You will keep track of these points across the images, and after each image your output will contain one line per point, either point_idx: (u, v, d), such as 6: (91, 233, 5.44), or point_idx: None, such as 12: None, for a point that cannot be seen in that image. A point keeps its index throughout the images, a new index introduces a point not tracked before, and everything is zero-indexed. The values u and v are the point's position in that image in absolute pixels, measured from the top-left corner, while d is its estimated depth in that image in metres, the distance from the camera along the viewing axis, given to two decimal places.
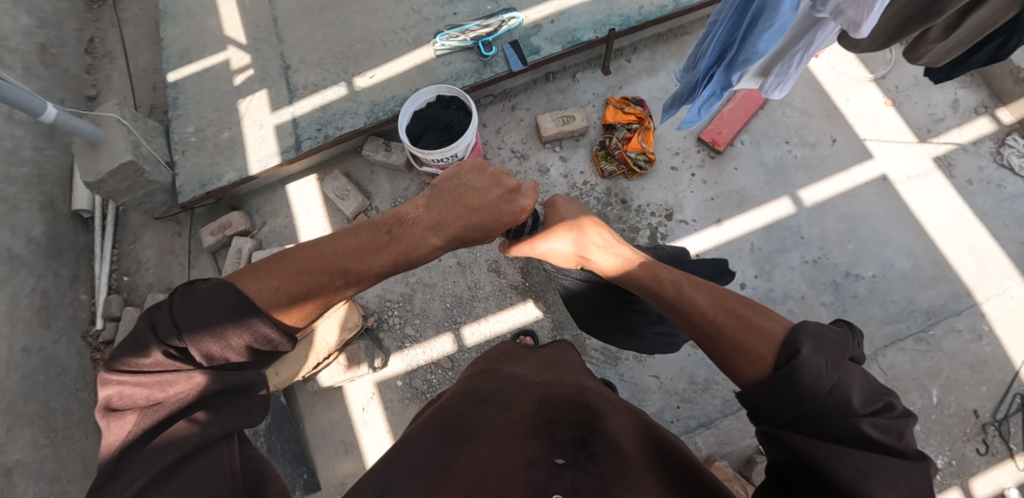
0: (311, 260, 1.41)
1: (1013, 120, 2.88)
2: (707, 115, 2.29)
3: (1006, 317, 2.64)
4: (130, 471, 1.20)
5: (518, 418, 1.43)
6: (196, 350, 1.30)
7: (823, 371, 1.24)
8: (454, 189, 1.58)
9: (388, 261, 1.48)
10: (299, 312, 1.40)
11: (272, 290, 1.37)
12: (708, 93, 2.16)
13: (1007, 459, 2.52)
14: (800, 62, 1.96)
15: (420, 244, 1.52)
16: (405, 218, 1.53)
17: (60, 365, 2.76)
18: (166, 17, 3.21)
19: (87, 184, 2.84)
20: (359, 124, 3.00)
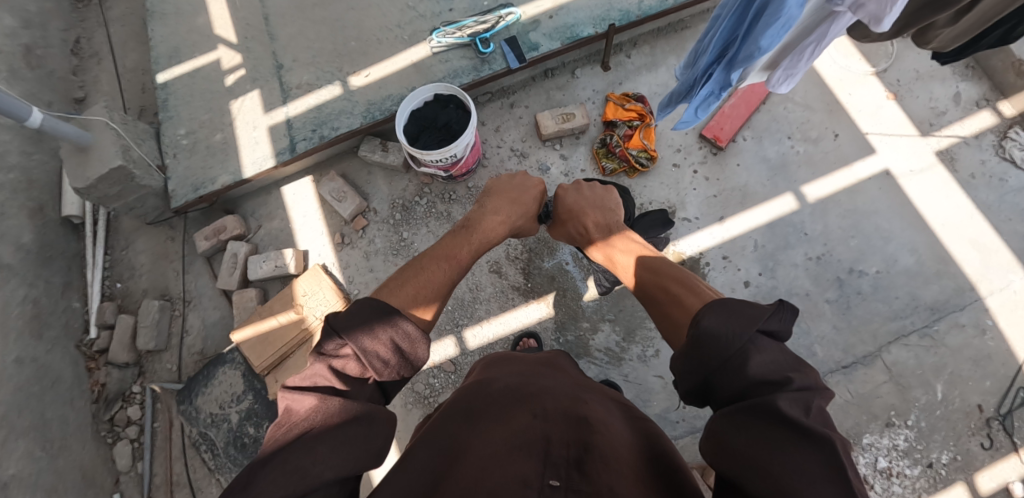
0: (419, 263, 1.79)
1: (1015, 113, 2.86)
2: (705, 115, 2.26)
3: (1010, 312, 2.63)
4: (272, 476, 1.22)
5: (508, 433, 1.45)
6: (353, 348, 1.42)
7: (724, 338, 1.38)
8: (495, 190, 2.09)
9: (473, 243, 1.91)
10: (424, 299, 1.70)
11: (399, 293, 1.69)
12: (707, 92, 2.14)
13: (1011, 453, 2.52)
14: (811, 56, 1.88)
15: (490, 226, 1.97)
16: (469, 219, 2.00)
17: (55, 375, 2.70)
18: (154, 16, 3.13)
19: (76, 190, 2.76)
20: (356, 124, 2.94)
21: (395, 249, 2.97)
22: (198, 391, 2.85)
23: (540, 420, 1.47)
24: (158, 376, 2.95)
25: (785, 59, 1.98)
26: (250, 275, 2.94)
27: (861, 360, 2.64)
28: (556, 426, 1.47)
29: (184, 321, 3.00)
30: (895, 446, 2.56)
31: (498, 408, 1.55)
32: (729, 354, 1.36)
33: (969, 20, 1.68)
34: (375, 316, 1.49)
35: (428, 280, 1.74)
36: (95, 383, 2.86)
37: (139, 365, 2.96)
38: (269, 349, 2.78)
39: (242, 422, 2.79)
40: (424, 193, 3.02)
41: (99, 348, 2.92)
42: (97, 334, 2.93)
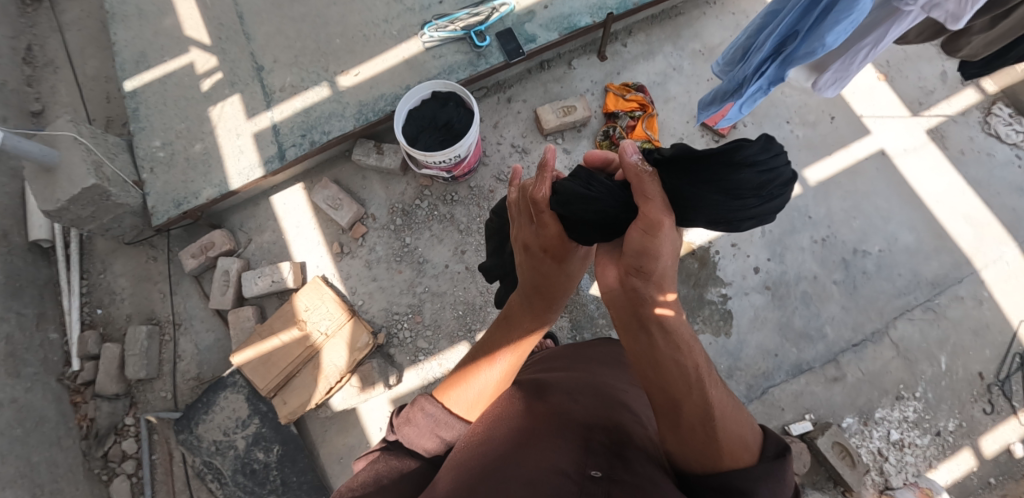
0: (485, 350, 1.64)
1: (997, 90, 2.96)
2: (749, 111, 2.22)
3: (1004, 282, 2.74)
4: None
5: (547, 418, 1.41)
6: (405, 435, 1.48)
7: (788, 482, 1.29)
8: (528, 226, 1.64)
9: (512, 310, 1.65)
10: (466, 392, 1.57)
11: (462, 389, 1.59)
12: (756, 88, 2.10)
13: (1011, 416, 2.62)
14: (864, 58, 1.98)
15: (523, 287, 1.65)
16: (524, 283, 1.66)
17: (37, 414, 2.47)
18: (114, 18, 2.89)
19: (45, 213, 2.52)
20: (348, 128, 2.78)
21: (398, 256, 2.85)
22: (199, 418, 2.63)
23: (579, 408, 1.44)
24: (152, 405, 2.76)
25: (836, 61, 2.08)
26: (245, 293, 2.77)
27: (870, 337, 2.71)
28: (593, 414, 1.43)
29: (176, 346, 2.82)
30: (905, 418, 2.63)
31: (541, 397, 1.49)
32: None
33: (1004, 28, 1.77)
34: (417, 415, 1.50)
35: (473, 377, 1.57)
36: (83, 418, 2.65)
37: (130, 395, 2.76)
38: (274, 370, 2.64)
39: (248, 447, 2.61)
40: (424, 196, 2.90)
41: (85, 380, 2.71)
42: (81, 366, 2.72)
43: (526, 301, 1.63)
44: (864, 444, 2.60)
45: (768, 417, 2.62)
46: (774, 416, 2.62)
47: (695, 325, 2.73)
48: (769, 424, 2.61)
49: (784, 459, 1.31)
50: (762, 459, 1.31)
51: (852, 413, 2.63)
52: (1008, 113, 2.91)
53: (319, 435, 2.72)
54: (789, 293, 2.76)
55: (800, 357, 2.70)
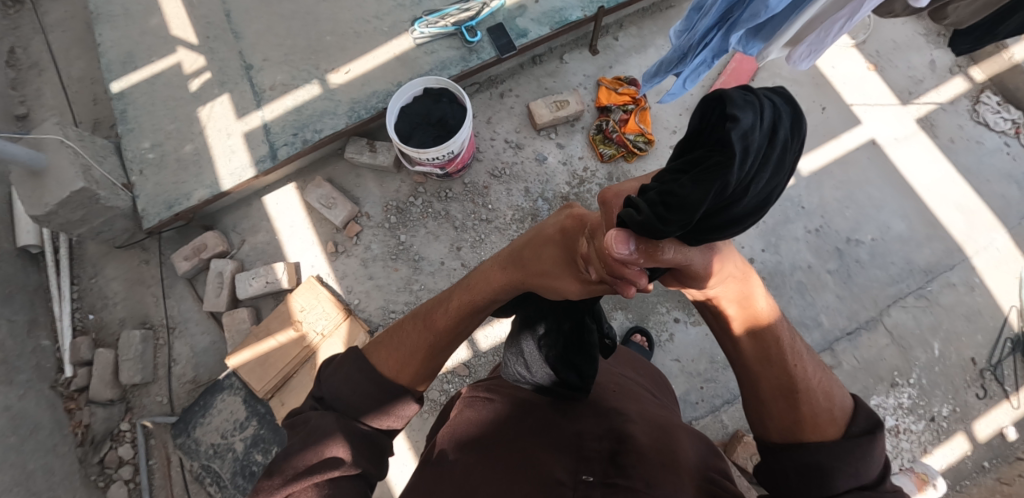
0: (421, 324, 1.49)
1: (985, 78, 2.99)
2: (691, 86, 2.29)
3: (994, 268, 2.77)
4: (282, 467, 1.30)
5: (542, 429, 1.40)
6: (331, 390, 1.44)
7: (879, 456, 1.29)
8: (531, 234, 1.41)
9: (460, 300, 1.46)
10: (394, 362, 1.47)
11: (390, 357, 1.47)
12: (699, 61, 2.16)
13: (1003, 400, 2.65)
14: (839, 30, 1.97)
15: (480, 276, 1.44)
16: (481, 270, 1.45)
17: (32, 421, 2.43)
18: (100, 19, 2.86)
19: (34, 218, 2.48)
20: (341, 125, 2.76)
21: (394, 254, 2.84)
22: (196, 421, 2.62)
23: (572, 416, 1.42)
24: (148, 410, 2.73)
25: (812, 33, 2.08)
26: (240, 295, 2.74)
27: (864, 325, 2.74)
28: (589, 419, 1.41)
29: (171, 350, 2.79)
30: (900, 405, 2.64)
31: (527, 409, 1.46)
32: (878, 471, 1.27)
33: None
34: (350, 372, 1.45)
35: (406, 341, 1.48)
36: (78, 424, 2.61)
37: (126, 400, 2.73)
38: (271, 372, 2.62)
39: (247, 449, 2.59)
40: (419, 193, 2.89)
41: (78, 386, 2.67)
42: (74, 372, 2.70)
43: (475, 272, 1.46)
44: None
45: None
46: None
47: (691, 317, 2.75)
48: None
49: (873, 436, 1.30)
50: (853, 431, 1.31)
51: None
52: (996, 101, 2.95)
53: None
54: (784, 283, 2.78)
55: None
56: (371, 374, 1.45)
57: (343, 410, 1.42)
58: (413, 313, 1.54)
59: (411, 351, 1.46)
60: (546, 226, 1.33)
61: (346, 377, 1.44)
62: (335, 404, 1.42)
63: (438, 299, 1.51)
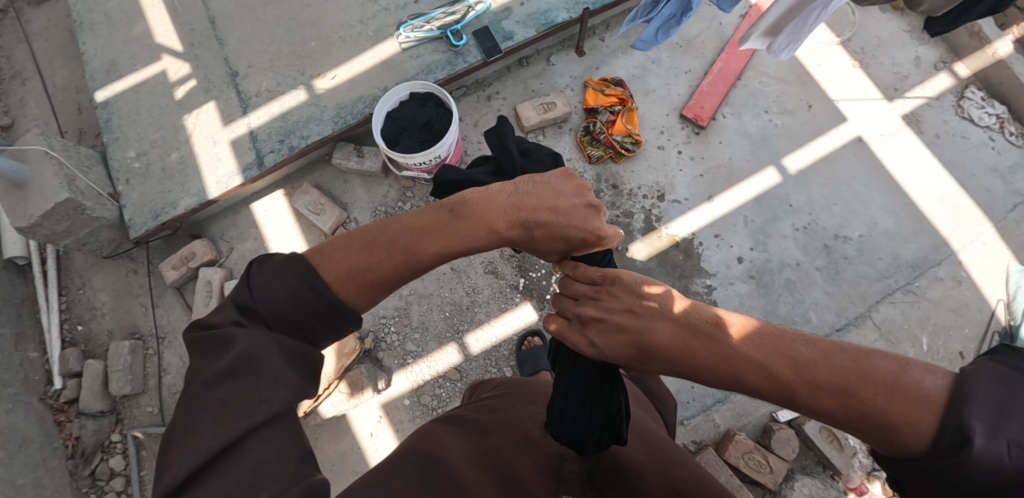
0: (384, 240, 1.28)
1: (970, 74, 3.01)
2: (663, 39, 2.39)
3: (981, 262, 2.79)
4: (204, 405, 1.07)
5: (524, 445, 1.38)
6: (258, 302, 1.20)
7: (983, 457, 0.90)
8: (538, 190, 1.33)
9: (447, 242, 1.28)
10: (357, 287, 1.25)
11: (337, 266, 1.25)
12: (667, 14, 2.28)
13: None
14: (815, 20, 1.97)
15: (482, 225, 1.29)
16: (473, 202, 1.32)
17: (21, 435, 2.42)
18: (83, 28, 2.85)
19: (19, 230, 2.48)
20: (327, 131, 2.74)
21: None
22: None
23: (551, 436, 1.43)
24: (139, 421, 2.71)
25: (790, 24, 2.09)
26: None
27: (853, 321, 2.75)
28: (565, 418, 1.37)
29: (161, 360, 2.78)
30: None
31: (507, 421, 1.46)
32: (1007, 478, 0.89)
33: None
34: (285, 278, 1.21)
35: (375, 266, 1.26)
36: (68, 437, 2.60)
37: (116, 411, 2.72)
38: None
39: None
40: (407, 198, 2.88)
41: (68, 399, 2.66)
42: (63, 384, 2.68)
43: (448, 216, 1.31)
44: None
45: (756, 405, 2.64)
46: (762, 403, 2.65)
47: None
48: (757, 412, 2.63)
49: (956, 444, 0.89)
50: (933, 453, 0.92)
51: None
52: (980, 96, 2.97)
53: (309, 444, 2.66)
54: (773, 281, 2.79)
55: None
56: (320, 288, 1.22)
57: (273, 323, 1.20)
58: (386, 230, 1.29)
59: (373, 289, 1.27)
60: (576, 223, 1.31)
61: (284, 286, 1.21)
62: (268, 318, 1.20)
63: (436, 225, 1.30)
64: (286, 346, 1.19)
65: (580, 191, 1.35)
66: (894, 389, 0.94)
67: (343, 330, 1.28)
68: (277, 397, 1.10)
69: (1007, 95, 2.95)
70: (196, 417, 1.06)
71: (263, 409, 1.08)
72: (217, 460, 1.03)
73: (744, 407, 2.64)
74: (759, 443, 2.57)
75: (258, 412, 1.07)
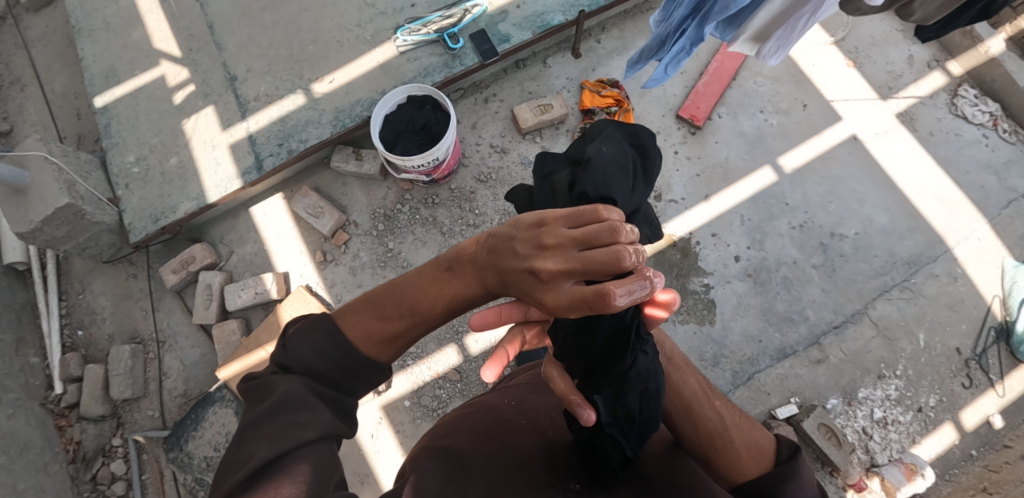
0: (393, 302, 1.31)
1: (963, 72, 3.04)
2: (673, 72, 2.33)
3: (976, 258, 2.81)
4: (249, 439, 1.16)
5: (532, 430, 1.45)
6: (293, 358, 1.28)
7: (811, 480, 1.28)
8: (505, 247, 1.19)
9: (447, 301, 1.27)
10: (372, 347, 1.32)
11: (359, 329, 1.32)
12: (678, 48, 2.21)
13: (989, 389, 2.67)
14: (804, 26, 2.01)
15: (471, 287, 1.25)
16: (465, 256, 1.27)
17: (22, 440, 2.43)
18: (81, 33, 2.86)
19: (19, 235, 2.49)
20: (326, 134, 2.76)
21: (382, 261, 2.84)
22: (188, 435, 2.60)
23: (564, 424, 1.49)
24: (139, 425, 2.72)
25: (779, 29, 2.11)
26: (229, 306, 2.74)
27: (850, 318, 2.77)
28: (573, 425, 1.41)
29: (161, 364, 2.79)
30: (888, 396, 2.66)
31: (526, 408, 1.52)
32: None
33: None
34: (317, 338, 1.30)
35: (387, 326, 1.31)
36: (69, 441, 2.61)
37: (117, 416, 2.72)
38: None
39: None
40: (405, 200, 2.90)
41: (68, 403, 2.67)
42: (63, 389, 2.69)
43: (446, 270, 1.29)
44: (849, 423, 2.63)
45: (755, 403, 2.65)
46: (761, 401, 2.65)
47: (679, 315, 2.77)
48: (756, 409, 2.64)
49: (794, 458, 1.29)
50: (779, 464, 1.29)
51: (837, 394, 2.66)
52: (973, 94, 3.00)
53: None
54: (770, 279, 2.81)
55: (783, 342, 2.75)
56: (345, 347, 1.30)
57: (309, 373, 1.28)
58: (397, 289, 1.32)
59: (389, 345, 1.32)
60: (525, 287, 1.16)
61: (314, 345, 1.29)
62: (302, 374, 1.27)
63: (437, 283, 1.28)
64: (319, 389, 1.27)
65: (540, 250, 1.14)
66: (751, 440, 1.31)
67: (375, 380, 1.35)
68: (310, 422, 1.18)
69: (1000, 92, 2.98)
70: (241, 447, 1.16)
71: (298, 436, 1.16)
72: (263, 476, 1.12)
73: (742, 405, 2.64)
74: None
75: (293, 439, 1.15)
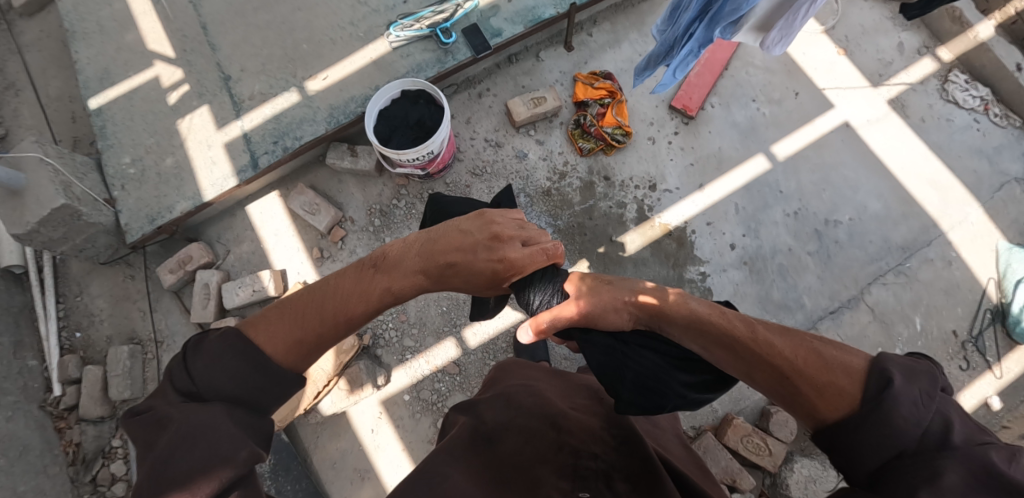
0: (308, 309, 1.43)
1: (952, 58, 3.06)
2: (682, 75, 2.38)
3: (971, 242, 2.82)
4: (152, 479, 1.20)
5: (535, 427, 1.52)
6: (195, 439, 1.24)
7: (909, 413, 1.25)
8: (440, 235, 1.57)
9: (371, 302, 1.48)
10: (282, 342, 1.39)
11: (274, 339, 1.39)
12: (686, 51, 2.25)
13: (987, 371, 2.68)
14: (807, 13, 2.02)
15: (397, 281, 1.51)
16: (386, 254, 1.55)
17: (21, 443, 2.42)
18: (75, 36, 2.87)
19: (16, 237, 2.49)
20: (320, 131, 2.78)
21: None
22: None
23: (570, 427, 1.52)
24: None
25: (782, 18, 2.11)
26: (227, 305, 2.74)
27: (846, 303, 2.78)
28: (518, 449, 1.46)
29: (160, 364, 2.79)
30: None
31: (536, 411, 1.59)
32: (921, 445, 1.23)
33: None
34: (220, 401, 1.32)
35: (307, 331, 1.41)
36: (69, 443, 2.60)
37: (116, 417, 2.72)
38: None
39: None
40: (401, 195, 2.91)
41: (67, 405, 2.66)
42: (63, 391, 2.68)
43: (358, 273, 1.51)
44: None
45: (753, 390, 2.65)
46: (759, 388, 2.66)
47: None
48: (755, 396, 2.65)
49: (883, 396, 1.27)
50: (867, 389, 1.30)
51: None
52: (964, 79, 3.02)
53: (311, 441, 2.67)
54: (766, 266, 2.82)
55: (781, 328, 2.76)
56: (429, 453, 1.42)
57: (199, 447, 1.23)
58: (317, 296, 1.45)
59: (325, 325, 1.43)
60: (479, 260, 1.56)
61: (228, 369, 1.34)
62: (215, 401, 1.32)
63: (343, 289, 1.47)
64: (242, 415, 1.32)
65: (498, 242, 1.58)
66: (846, 367, 1.34)
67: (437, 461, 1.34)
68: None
69: (990, 77, 3.01)
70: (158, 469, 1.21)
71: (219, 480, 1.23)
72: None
73: (741, 392, 2.65)
74: (758, 427, 2.58)
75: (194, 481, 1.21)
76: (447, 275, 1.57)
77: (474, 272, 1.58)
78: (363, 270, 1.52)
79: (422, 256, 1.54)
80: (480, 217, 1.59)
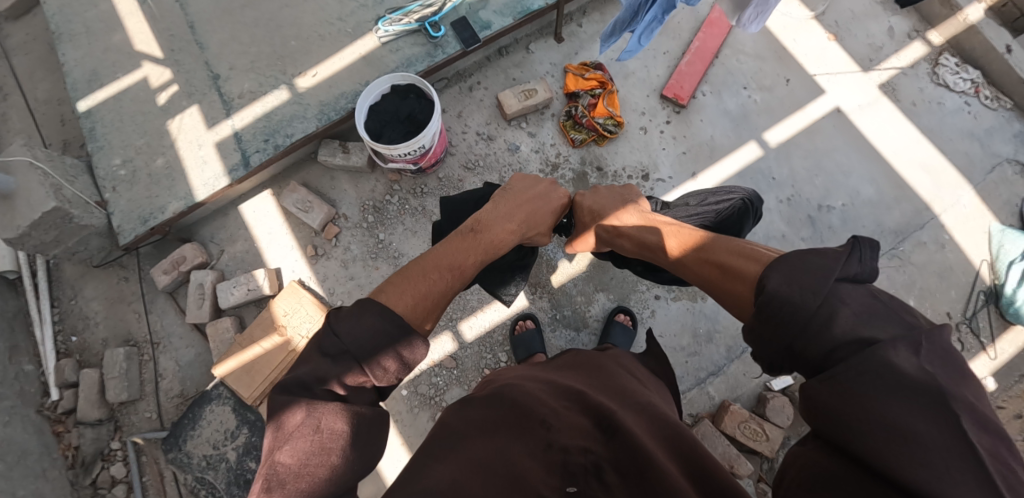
0: (422, 269, 1.63)
1: (943, 41, 3.07)
2: (647, 42, 2.43)
3: (963, 224, 2.83)
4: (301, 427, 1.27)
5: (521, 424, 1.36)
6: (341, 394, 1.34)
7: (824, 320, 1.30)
8: (510, 190, 2.04)
9: (479, 251, 1.80)
10: (418, 303, 1.54)
11: (401, 299, 1.52)
12: (651, 17, 2.30)
13: (981, 353, 2.69)
14: None
15: (498, 233, 1.87)
16: (473, 223, 1.89)
17: (19, 448, 2.42)
18: (62, 38, 2.85)
19: (7, 241, 2.48)
20: (311, 128, 2.77)
21: (374, 253, 2.85)
22: (187, 434, 2.59)
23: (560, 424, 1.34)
24: (137, 427, 2.71)
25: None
26: (222, 304, 2.74)
27: None
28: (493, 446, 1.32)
29: (156, 365, 2.79)
30: None
31: (521, 402, 1.42)
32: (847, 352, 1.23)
33: None
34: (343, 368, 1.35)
35: (431, 285, 1.59)
36: (67, 447, 2.59)
37: (114, 419, 2.71)
38: (258, 378, 2.60)
39: (241, 458, 2.58)
40: (395, 191, 2.90)
41: (65, 409, 2.66)
42: (60, 395, 2.67)
43: (454, 242, 1.79)
44: None
45: (750, 376, 2.67)
46: (755, 374, 2.67)
47: (671, 293, 2.78)
48: (751, 383, 2.66)
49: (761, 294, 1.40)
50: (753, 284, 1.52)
51: None
52: (954, 62, 3.02)
53: None
54: None
55: None
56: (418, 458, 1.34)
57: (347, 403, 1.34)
58: (433, 260, 1.68)
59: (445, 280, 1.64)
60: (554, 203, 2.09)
61: (371, 328, 1.38)
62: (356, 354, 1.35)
63: (454, 249, 1.75)
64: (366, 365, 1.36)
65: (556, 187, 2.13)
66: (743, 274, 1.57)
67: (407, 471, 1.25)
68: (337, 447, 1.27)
69: (980, 60, 3.01)
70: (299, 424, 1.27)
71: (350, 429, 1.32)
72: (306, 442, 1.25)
73: (738, 379, 2.66)
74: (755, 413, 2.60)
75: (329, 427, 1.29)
76: (528, 224, 1.99)
77: (549, 212, 2.07)
78: (463, 239, 1.81)
79: (506, 208, 1.96)
80: (529, 176, 2.10)
